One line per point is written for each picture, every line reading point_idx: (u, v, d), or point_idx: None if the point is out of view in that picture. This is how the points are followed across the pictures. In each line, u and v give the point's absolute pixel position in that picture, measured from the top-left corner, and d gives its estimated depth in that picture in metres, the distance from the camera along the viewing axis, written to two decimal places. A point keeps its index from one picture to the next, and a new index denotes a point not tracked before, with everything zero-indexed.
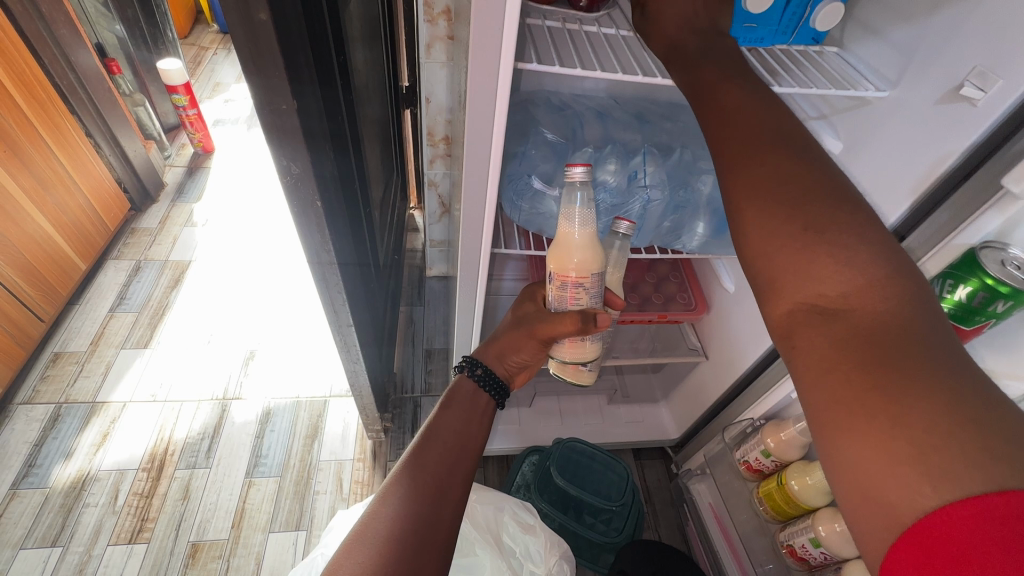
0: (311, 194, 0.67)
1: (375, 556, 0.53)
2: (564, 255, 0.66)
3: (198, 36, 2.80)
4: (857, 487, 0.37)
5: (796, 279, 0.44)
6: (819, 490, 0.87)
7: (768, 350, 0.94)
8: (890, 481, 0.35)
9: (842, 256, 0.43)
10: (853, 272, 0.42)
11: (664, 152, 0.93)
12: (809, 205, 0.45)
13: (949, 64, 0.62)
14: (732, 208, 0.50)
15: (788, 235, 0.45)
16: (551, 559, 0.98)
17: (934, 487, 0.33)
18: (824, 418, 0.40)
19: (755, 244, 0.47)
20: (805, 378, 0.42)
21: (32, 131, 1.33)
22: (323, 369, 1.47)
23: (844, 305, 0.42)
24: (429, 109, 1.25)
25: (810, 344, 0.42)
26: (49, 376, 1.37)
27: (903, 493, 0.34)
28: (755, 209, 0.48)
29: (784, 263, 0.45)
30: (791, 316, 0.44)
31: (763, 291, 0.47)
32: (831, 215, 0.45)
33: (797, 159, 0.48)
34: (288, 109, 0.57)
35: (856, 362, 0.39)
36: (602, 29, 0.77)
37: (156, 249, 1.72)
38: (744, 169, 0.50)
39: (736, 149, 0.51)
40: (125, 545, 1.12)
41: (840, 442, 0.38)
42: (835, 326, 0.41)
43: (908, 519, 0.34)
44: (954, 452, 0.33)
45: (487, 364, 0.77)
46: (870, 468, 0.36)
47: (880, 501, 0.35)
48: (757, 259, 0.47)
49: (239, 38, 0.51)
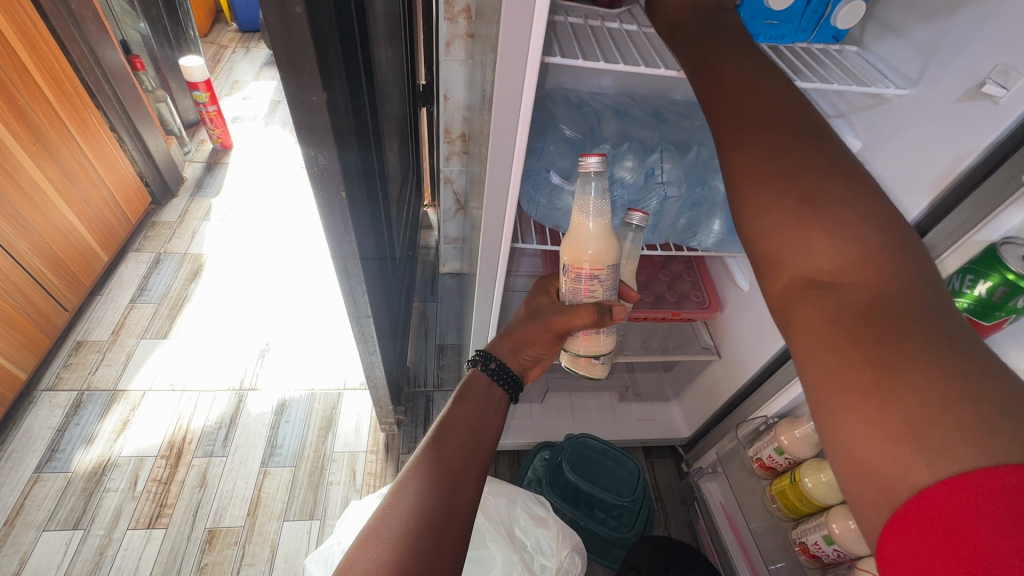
0: (336, 185, 0.68)
1: (391, 550, 0.54)
2: (578, 247, 0.67)
3: (218, 34, 2.85)
4: (852, 460, 0.38)
5: (793, 254, 0.45)
6: (833, 488, 0.87)
7: (782, 348, 0.94)
8: (881, 452, 0.36)
9: (838, 232, 0.43)
10: (845, 247, 0.42)
11: (681, 150, 0.93)
12: (804, 176, 0.46)
13: (970, 63, 0.62)
14: (733, 187, 0.51)
15: (782, 208, 0.46)
16: (562, 552, 0.99)
17: (927, 463, 0.34)
18: (820, 391, 0.41)
19: (753, 221, 0.48)
20: (802, 351, 0.43)
21: (59, 124, 1.36)
22: (338, 362, 1.49)
23: (840, 279, 0.42)
24: (447, 107, 1.27)
25: (805, 321, 0.43)
26: (71, 364, 1.40)
27: (895, 467, 0.35)
28: (753, 188, 0.48)
29: (780, 239, 0.46)
30: (788, 292, 0.45)
31: (763, 265, 0.48)
32: (825, 187, 0.45)
33: (796, 131, 0.49)
34: (318, 100, 0.59)
35: (848, 335, 0.40)
36: (623, 26, 0.78)
37: (176, 242, 1.75)
38: (737, 147, 0.51)
39: (733, 123, 0.52)
40: (144, 529, 1.15)
41: (836, 416, 0.39)
42: (830, 300, 0.42)
43: (903, 497, 0.35)
44: (943, 423, 0.34)
45: (501, 358, 0.77)
46: (861, 439, 0.37)
47: (873, 474, 0.36)
48: (753, 235, 0.49)
49: (275, 32, 0.52)
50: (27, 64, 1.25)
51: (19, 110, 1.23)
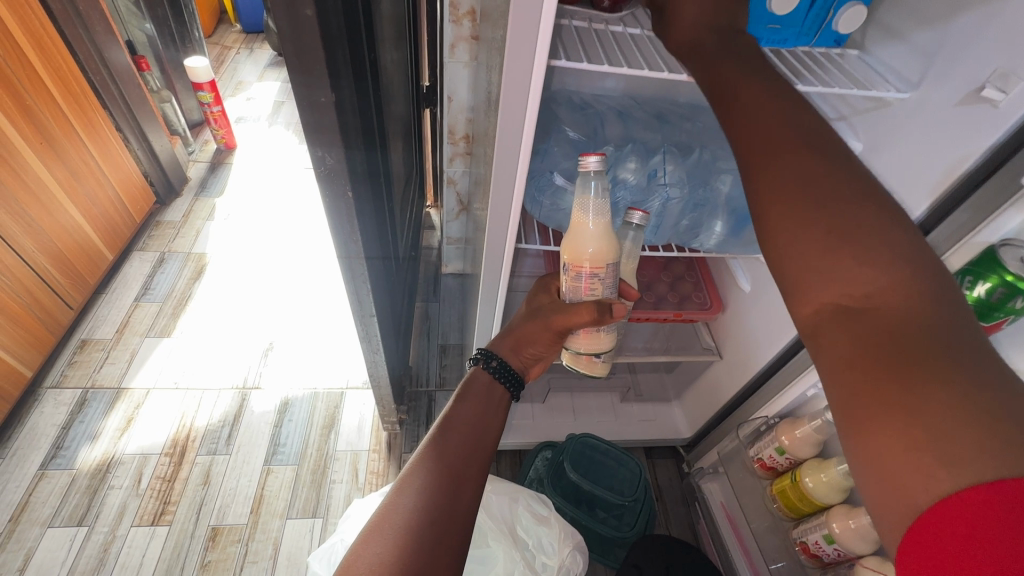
0: (343, 184, 0.69)
1: (394, 547, 0.55)
2: (578, 245, 0.67)
3: (222, 35, 2.87)
4: (875, 478, 0.38)
5: (820, 279, 0.45)
6: (832, 487, 0.87)
7: (783, 349, 0.95)
8: (906, 470, 0.36)
9: (868, 256, 0.44)
10: (876, 271, 0.43)
11: (684, 152, 0.94)
12: (833, 203, 0.46)
13: (969, 67, 0.63)
14: (755, 201, 0.51)
15: (811, 235, 0.46)
16: (564, 550, 0.99)
17: (948, 474, 0.34)
18: (846, 412, 0.41)
19: (779, 246, 0.48)
20: (829, 374, 0.43)
21: (66, 124, 1.37)
22: (341, 361, 1.50)
23: (870, 303, 0.43)
24: (451, 108, 1.28)
25: (832, 343, 0.43)
26: (76, 362, 1.41)
27: (919, 483, 0.35)
28: (778, 204, 0.48)
29: (808, 265, 0.46)
30: (815, 314, 0.46)
31: (788, 289, 0.49)
32: (854, 214, 0.45)
33: (822, 149, 0.49)
34: (327, 101, 0.60)
35: (877, 357, 0.40)
36: (627, 29, 0.79)
37: (180, 241, 1.76)
38: (762, 172, 0.51)
39: (758, 148, 0.52)
40: (148, 526, 1.16)
41: (862, 437, 0.39)
42: (858, 325, 0.42)
43: (919, 504, 0.35)
44: (970, 443, 0.34)
45: (502, 356, 0.78)
46: (887, 458, 0.37)
47: (894, 490, 0.37)
48: (779, 258, 0.49)
49: (286, 34, 0.53)
50: (34, 64, 1.26)
51: (26, 109, 1.24)
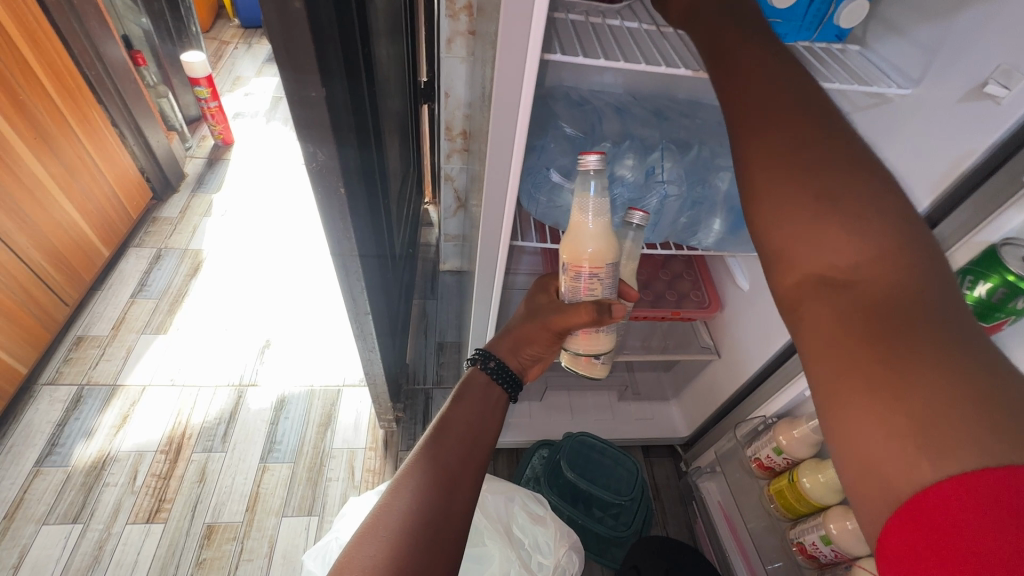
0: (335, 181, 0.68)
1: (388, 548, 0.54)
2: (577, 245, 0.67)
3: (220, 30, 2.85)
4: (854, 457, 0.38)
5: (806, 249, 0.44)
6: (830, 488, 0.87)
7: (782, 347, 0.94)
8: (885, 451, 0.36)
9: (855, 228, 0.42)
10: (863, 244, 0.42)
11: (682, 149, 0.93)
12: (824, 172, 0.45)
13: (972, 62, 0.62)
14: (745, 169, 0.50)
15: (799, 202, 0.45)
16: (559, 550, 0.99)
17: (931, 462, 0.34)
18: (828, 388, 0.40)
19: (765, 215, 0.47)
20: (811, 348, 0.43)
21: (61, 119, 1.36)
22: (338, 358, 1.49)
23: (855, 277, 0.41)
24: (448, 104, 1.26)
25: (816, 318, 0.42)
26: (72, 358, 1.41)
27: (899, 467, 0.35)
28: (767, 178, 0.47)
29: (793, 234, 0.45)
30: (800, 288, 0.45)
31: (772, 261, 0.48)
32: (845, 183, 0.44)
33: (818, 122, 0.47)
34: (318, 96, 0.58)
35: (861, 333, 0.39)
36: (624, 23, 0.78)
37: (176, 237, 1.76)
38: (755, 138, 0.49)
39: (751, 113, 0.50)
40: (144, 524, 1.15)
41: (842, 415, 0.39)
42: (843, 297, 0.41)
43: (903, 494, 0.34)
44: (952, 425, 0.34)
45: (501, 356, 0.77)
46: (867, 438, 0.37)
47: (875, 473, 0.36)
48: (765, 229, 0.48)
49: (274, 27, 0.52)
50: (29, 59, 1.25)
51: (20, 104, 1.23)
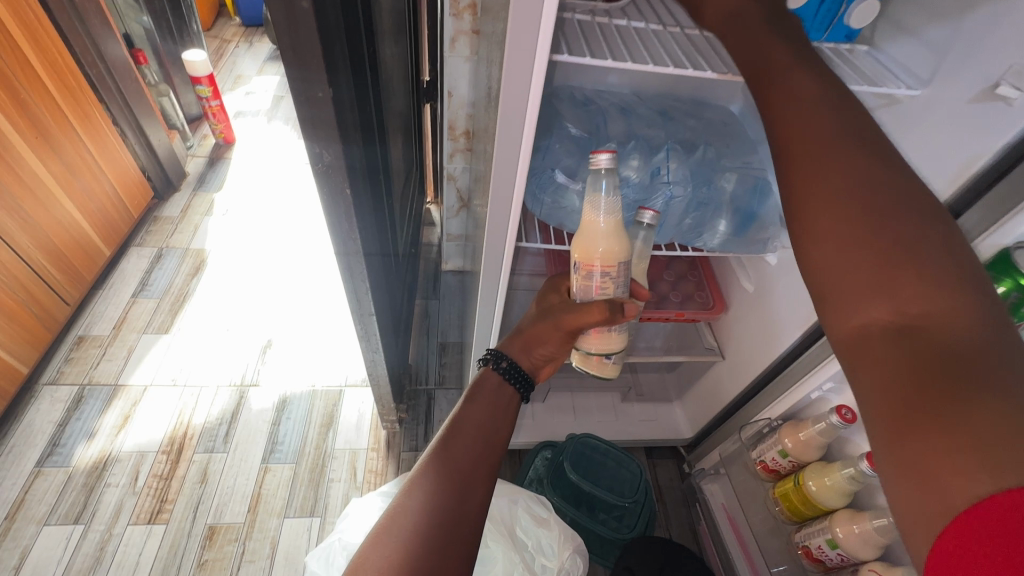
0: (341, 181, 0.67)
1: (402, 549, 0.54)
2: (588, 244, 0.66)
3: (221, 28, 2.84)
4: (909, 480, 0.37)
5: (863, 282, 0.44)
6: (837, 491, 0.85)
7: (787, 350, 0.93)
8: (944, 472, 0.35)
9: (920, 263, 0.42)
10: (929, 281, 0.41)
11: (687, 149, 0.92)
12: (879, 207, 0.45)
13: (984, 63, 0.61)
14: (793, 200, 0.49)
15: (856, 237, 0.45)
16: (564, 553, 0.98)
17: (990, 477, 0.34)
18: (884, 417, 0.40)
19: (817, 247, 0.47)
20: (866, 384, 0.42)
21: (62, 118, 1.36)
22: (340, 359, 1.49)
23: (914, 310, 0.41)
24: (451, 103, 1.26)
25: (872, 350, 0.42)
26: (73, 359, 1.40)
27: (957, 486, 0.35)
28: (818, 208, 0.47)
29: (850, 268, 0.45)
30: (854, 321, 0.44)
31: (824, 295, 0.47)
32: (903, 219, 0.44)
33: (871, 154, 0.47)
34: (324, 96, 0.58)
35: (920, 363, 0.39)
36: (631, 22, 0.77)
37: (178, 237, 1.75)
38: (802, 167, 0.49)
39: (795, 140, 0.50)
40: (145, 525, 1.15)
41: (901, 445, 0.38)
42: (901, 333, 0.41)
43: (958, 507, 0.34)
44: (1013, 451, 0.34)
45: (513, 357, 0.76)
46: (923, 459, 0.37)
47: (931, 494, 0.36)
48: (817, 263, 0.47)
49: (281, 27, 0.52)
50: (29, 58, 1.24)
51: (21, 102, 1.22)
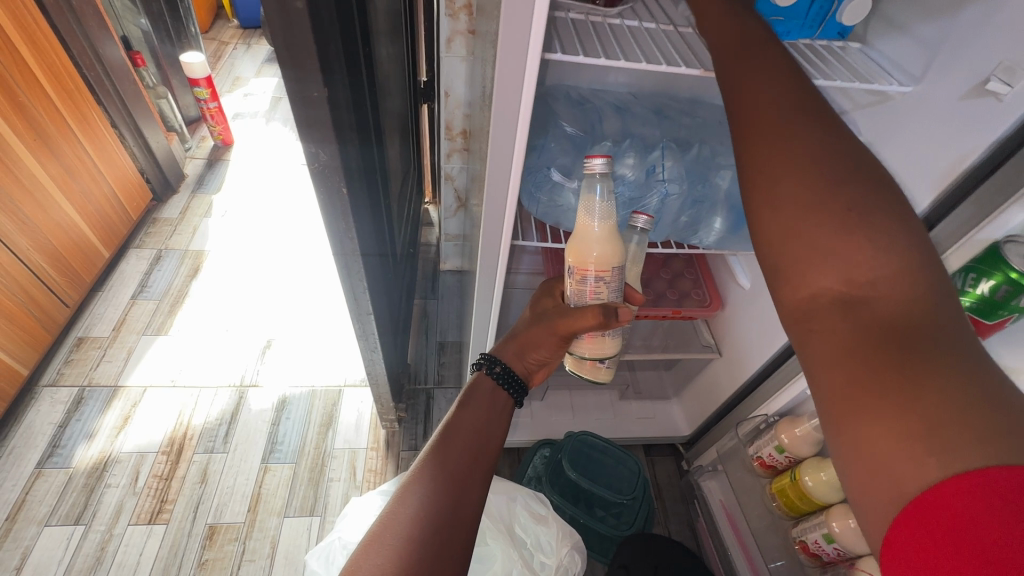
0: (337, 181, 0.68)
1: (396, 557, 0.54)
2: (583, 249, 0.66)
3: (218, 31, 2.84)
4: (863, 462, 0.38)
5: (824, 261, 0.44)
6: (833, 486, 0.86)
7: (784, 346, 0.94)
8: (893, 452, 0.36)
9: (876, 242, 0.43)
10: (884, 261, 0.42)
11: (683, 147, 0.93)
12: (844, 188, 0.45)
13: (974, 60, 0.62)
14: (760, 177, 0.48)
15: (822, 218, 0.44)
16: (562, 549, 0.99)
17: (936, 457, 0.34)
18: (837, 396, 0.41)
19: (780, 226, 0.47)
20: (822, 364, 0.43)
21: (60, 121, 1.36)
22: (339, 359, 1.49)
23: (869, 291, 0.42)
24: (448, 103, 1.26)
25: (828, 332, 0.43)
26: (73, 359, 1.41)
27: (906, 465, 0.35)
28: (777, 188, 0.47)
29: (812, 246, 0.45)
30: (812, 302, 0.45)
31: (781, 275, 0.47)
32: (862, 200, 0.44)
33: (829, 133, 0.47)
34: (320, 97, 0.58)
35: (873, 343, 0.40)
36: (625, 22, 0.78)
37: (177, 238, 1.76)
38: (775, 146, 0.48)
39: (767, 118, 0.49)
40: (145, 525, 1.15)
41: (854, 423, 0.39)
42: (857, 313, 0.42)
43: (911, 490, 0.35)
44: (958, 428, 0.34)
45: (507, 361, 0.77)
46: (875, 438, 0.37)
47: (885, 475, 0.36)
48: (780, 239, 0.47)
49: (276, 28, 0.52)
50: (28, 61, 1.25)
51: (20, 106, 1.23)
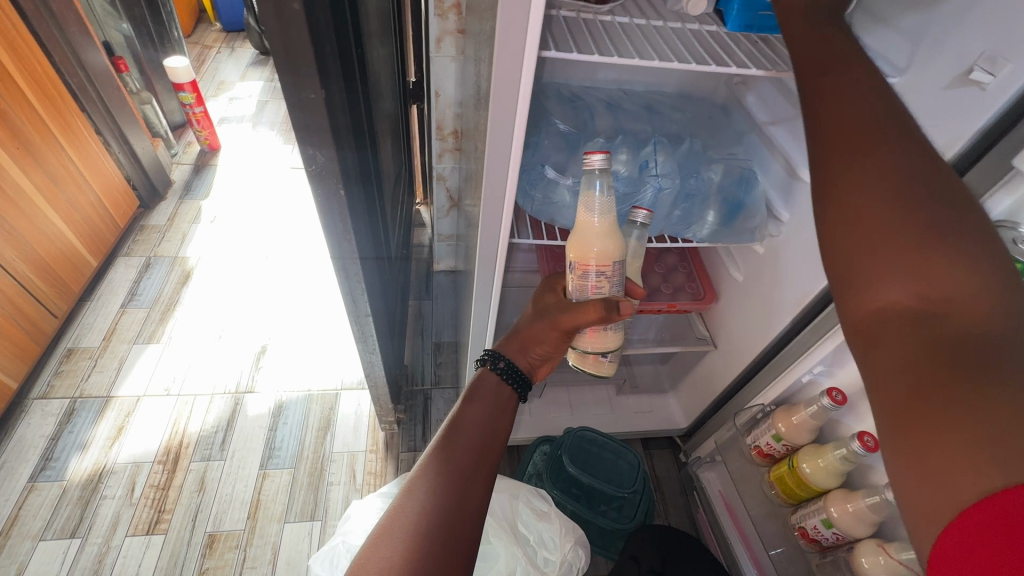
0: (334, 183, 0.68)
1: (403, 550, 0.55)
2: (584, 244, 0.67)
3: (201, 35, 2.81)
4: (919, 471, 0.39)
5: (894, 274, 0.45)
6: (831, 471, 0.87)
7: (778, 336, 0.95)
8: (954, 464, 0.37)
9: (952, 259, 0.43)
10: (960, 277, 0.42)
11: (674, 142, 0.94)
12: (916, 202, 0.46)
13: (957, 50, 0.63)
14: (830, 192, 0.51)
15: (894, 232, 0.46)
16: (566, 545, 0.99)
17: (999, 471, 0.35)
18: (898, 406, 0.41)
19: (852, 238, 0.49)
20: (883, 375, 0.43)
21: (43, 128, 1.34)
22: (334, 362, 1.49)
23: (943, 307, 0.42)
24: (439, 103, 1.26)
25: (895, 343, 0.43)
26: (63, 371, 1.38)
27: (965, 477, 0.36)
28: (851, 205, 0.49)
29: (882, 258, 0.46)
30: (879, 314, 0.45)
31: (850, 286, 0.49)
32: (937, 214, 0.45)
33: (895, 145, 0.49)
34: (316, 98, 0.58)
35: (942, 355, 0.40)
36: (617, 18, 0.78)
37: (166, 245, 1.73)
38: (848, 162, 0.50)
39: (838, 137, 0.52)
40: (143, 535, 1.14)
41: (912, 434, 0.40)
42: (927, 325, 0.42)
43: (968, 500, 0.36)
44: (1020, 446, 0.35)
45: (510, 356, 0.76)
46: (933, 448, 0.38)
47: (939, 483, 0.37)
48: (852, 251, 0.49)
49: (271, 28, 0.52)
50: (8, 68, 1.23)
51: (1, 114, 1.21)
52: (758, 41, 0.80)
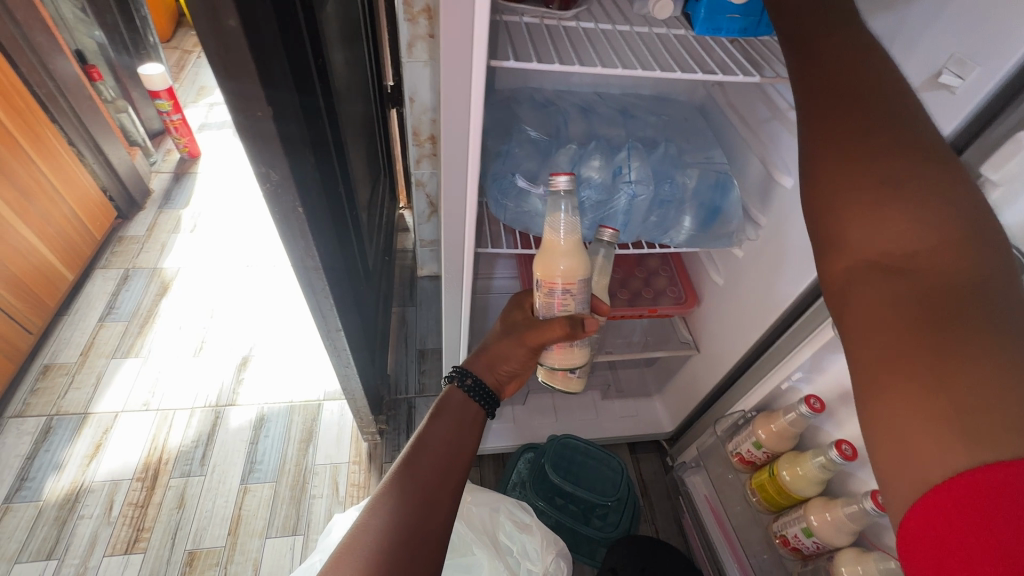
0: (291, 200, 0.66)
1: (363, 569, 0.53)
2: (549, 263, 0.65)
3: (180, 40, 2.77)
4: (889, 437, 0.41)
5: (865, 234, 0.47)
6: (811, 480, 0.86)
7: (757, 343, 0.95)
8: (917, 429, 0.39)
9: (921, 212, 0.45)
10: (929, 232, 0.44)
11: (649, 147, 0.92)
12: (887, 158, 0.47)
13: (926, 54, 0.62)
14: (806, 155, 0.53)
15: (862, 192, 0.47)
16: (548, 557, 0.98)
17: (965, 447, 0.37)
18: (870, 366, 0.44)
19: (826, 200, 0.51)
20: (857, 332, 0.46)
21: (11, 141, 1.31)
22: (316, 372, 1.47)
23: (910, 262, 0.44)
24: (414, 109, 1.24)
25: (865, 300, 0.46)
26: (40, 388, 1.36)
27: (932, 447, 0.38)
28: (823, 170, 0.51)
29: (854, 218, 0.48)
30: (853, 270, 0.48)
31: (827, 245, 0.51)
32: (910, 169, 0.46)
33: (870, 103, 0.50)
34: (264, 115, 0.56)
35: (909, 311, 0.42)
36: (582, 24, 0.76)
37: (145, 256, 1.71)
38: (823, 124, 0.51)
39: (814, 100, 0.53)
40: (122, 555, 1.12)
41: (879, 396, 0.42)
42: (895, 282, 0.44)
43: (936, 478, 0.38)
44: (985, 411, 0.37)
45: (477, 373, 0.75)
46: (900, 414, 0.40)
47: (908, 452, 0.40)
48: (826, 214, 0.51)
49: (210, 45, 0.50)
50: None
51: None
52: (728, 43, 0.78)
